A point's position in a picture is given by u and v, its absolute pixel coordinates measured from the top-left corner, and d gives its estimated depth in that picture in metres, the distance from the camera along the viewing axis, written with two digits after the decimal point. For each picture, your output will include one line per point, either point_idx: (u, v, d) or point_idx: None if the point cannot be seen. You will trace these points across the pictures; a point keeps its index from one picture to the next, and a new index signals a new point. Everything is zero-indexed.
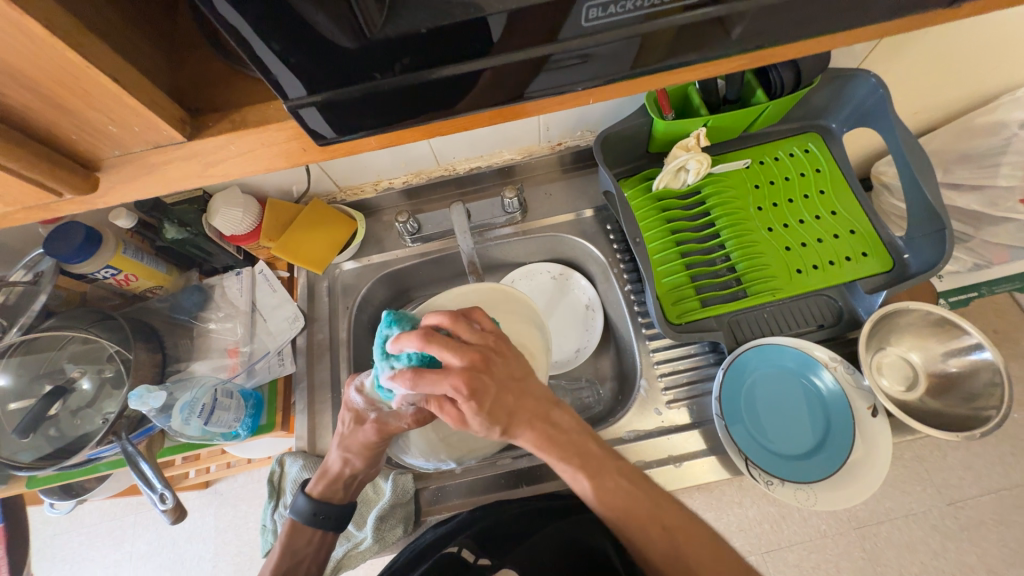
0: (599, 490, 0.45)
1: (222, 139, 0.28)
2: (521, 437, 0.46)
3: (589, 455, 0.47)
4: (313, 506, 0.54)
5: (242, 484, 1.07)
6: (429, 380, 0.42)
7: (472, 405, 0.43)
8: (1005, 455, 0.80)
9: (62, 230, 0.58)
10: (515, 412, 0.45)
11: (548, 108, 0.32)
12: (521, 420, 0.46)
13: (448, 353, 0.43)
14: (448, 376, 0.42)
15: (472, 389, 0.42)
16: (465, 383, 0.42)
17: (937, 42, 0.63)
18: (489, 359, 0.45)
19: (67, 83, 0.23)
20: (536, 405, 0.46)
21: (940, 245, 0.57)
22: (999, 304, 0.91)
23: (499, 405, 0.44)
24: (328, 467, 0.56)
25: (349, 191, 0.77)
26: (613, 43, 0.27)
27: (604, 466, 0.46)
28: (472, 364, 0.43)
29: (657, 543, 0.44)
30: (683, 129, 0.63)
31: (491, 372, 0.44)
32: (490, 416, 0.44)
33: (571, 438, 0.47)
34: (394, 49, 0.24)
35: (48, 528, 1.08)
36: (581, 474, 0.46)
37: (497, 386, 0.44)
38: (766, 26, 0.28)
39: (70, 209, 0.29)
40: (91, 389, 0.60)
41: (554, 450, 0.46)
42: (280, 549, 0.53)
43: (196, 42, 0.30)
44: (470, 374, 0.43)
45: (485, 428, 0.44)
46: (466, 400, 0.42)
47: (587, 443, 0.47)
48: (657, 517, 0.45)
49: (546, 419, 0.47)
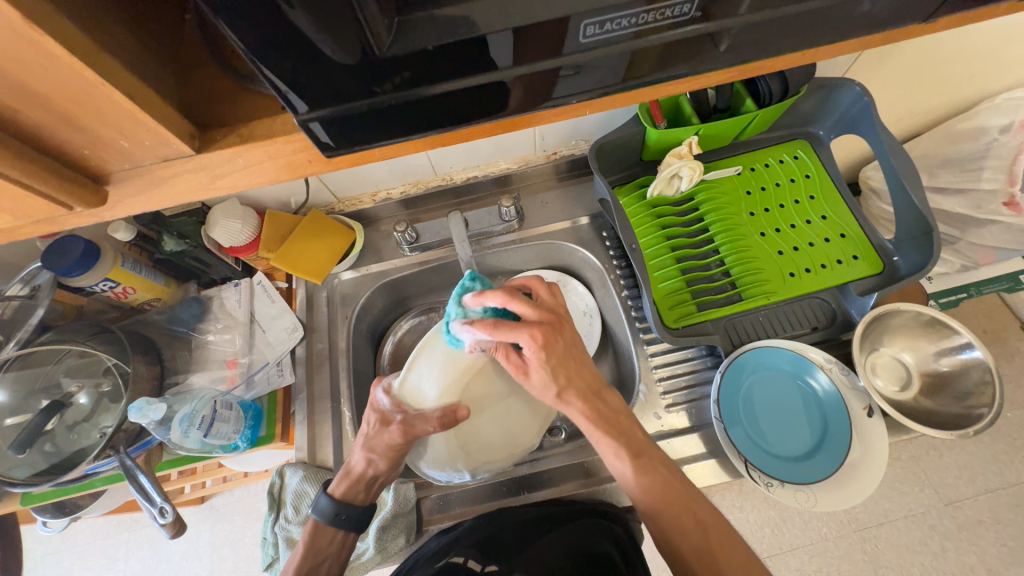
0: (641, 471, 0.45)
1: (230, 153, 0.28)
2: (572, 408, 0.47)
3: (635, 437, 0.47)
4: (336, 505, 0.54)
5: (239, 498, 1.06)
6: (508, 329, 0.45)
7: (542, 358, 0.46)
8: (999, 453, 0.81)
9: (61, 243, 0.58)
10: (574, 379, 0.47)
11: (545, 119, 0.33)
12: (576, 388, 0.47)
13: (527, 309, 0.47)
14: (526, 327, 0.45)
15: (546, 341, 0.45)
16: (541, 334, 0.45)
17: (919, 51, 0.65)
18: (561, 322, 0.48)
19: (82, 100, 0.23)
20: (592, 378, 0.48)
21: (927, 248, 0.59)
22: (986, 304, 0.92)
23: (563, 365, 0.47)
24: (350, 467, 0.55)
25: (347, 202, 0.78)
26: (608, 58, 0.28)
27: (648, 446, 0.47)
28: (546, 321, 0.47)
29: (690, 535, 0.43)
30: (675, 138, 0.65)
31: (562, 332, 0.48)
32: (553, 373, 0.46)
33: (618, 417, 0.48)
34: (401, 66, 0.25)
35: (38, 548, 1.06)
36: (624, 454, 0.46)
37: (563, 346, 0.47)
38: (750, 41, 0.29)
39: (78, 222, 0.30)
40: (89, 403, 0.59)
41: (602, 427, 0.47)
42: (304, 550, 0.54)
43: (203, 59, 0.31)
44: (545, 329, 0.46)
45: (545, 386, 0.47)
46: (538, 350, 0.45)
47: (632, 427, 0.48)
48: (691, 513, 0.44)
49: (599, 396, 0.48)
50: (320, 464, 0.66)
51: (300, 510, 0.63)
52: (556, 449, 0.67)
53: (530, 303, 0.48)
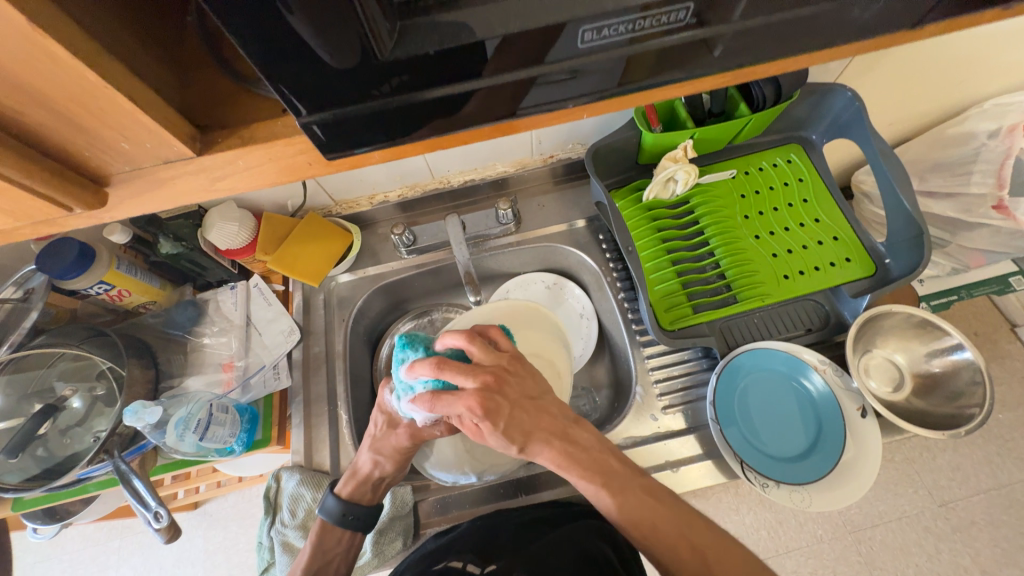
0: (624, 508, 0.46)
1: (231, 154, 0.29)
2: (540, 455, 0.48)
3: (609, 471, 0.48)
4: (343, 506, 0.56)
5: (233, 504, 1.05)
6: (446, 402, 0.44)
7: (488, 426, 0.45)
8: (991, 455, 0.81)
9: (56, 245, 0.58)
10: (532, 431, 0.47)
11: (543, 123, 0.33)
12: (539, 437, 0.47)
13: (461, 377, 0.44)
14: (461, 397, 0.44)
15: (485, 410, 0.44)
16: (478, 404, 0.44)
17: (909, 58, 0.66)
18: (501, 380, 0.46)
19: (85, 101, 0.23)
20: (553, 422, 0.48)
21: (918, 251, 0.60)
22: (977, 307, 0.94)
23: (513, 422, 0.46)
24: (359, 468, 0.58)
25: (344, 205, 0.78)
26: (605, 62, 0.28)
27: (628, 482, 0.47)
28: (485, 386, 0.45)
29: (687, 562, 0.43)
30: (671, 142, 0.65)
31: (503, 392, 0.46)
32: (506, 434, 0.46)
33: (592, 455, 0.48)
34: (403, 69, 0.26)
35: (28, 555, 1.04)
36: (602, 490, 0.46)
37: (510, 404, 0.46)
38: (743, 47, 0.30)
39: (77, 224, 0.30)
40: (83, 407, 0.59)
41: (575, 468, 0.47)
42: (312, 549, 0.55)
43: (206, 61, 0.32)
44: (482, 395, 0.44)
45: (503, 444, 0.46)
46: (481, 419, 0.44)
47: (606, 457, 0.49)
48: (687, 540, 0.44)
49: (567, 437, 0.48)
50: (317, 468, 0.66)
51: (297, 514, 0.62)
52: None
53: (459, 373, 0.45)
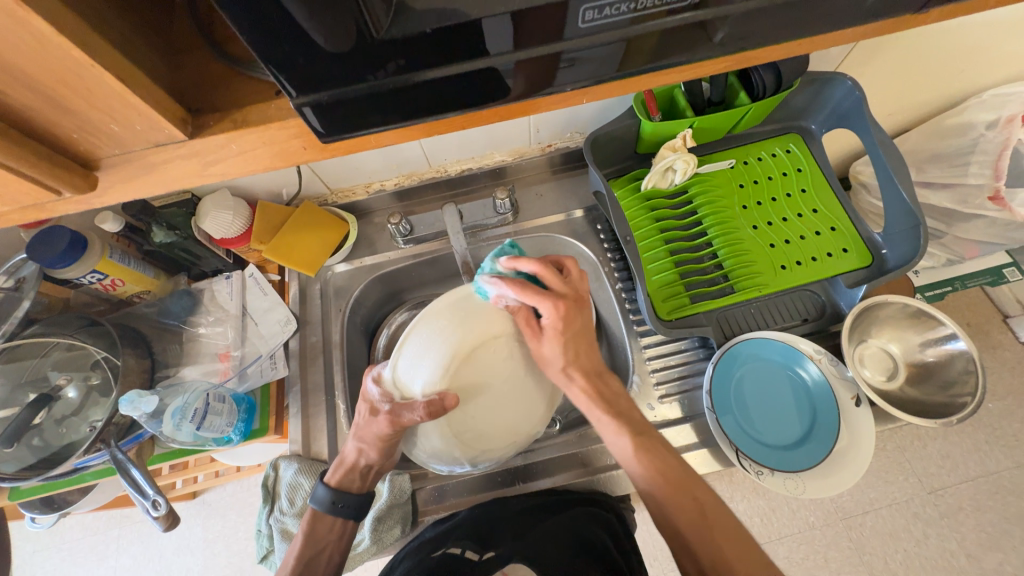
0: (644, 456, 0.50)
1: (223, 138, 0.28)
2: (574, 383, 0.54)
3: (633, 419, 0.53)
4: (334, 493, 0.55)
5: (231, 493, 1.05)
6: (534, 293, 0.51)
7: (558, 329, 0.53)
8: (980, 443, 0.83)
9: (46, 233, 0.57)
10: (580, 357, 0.55)
11: (540, 108, 0.33)
12: (580, 367, 0.55)
13: (554, 279, 0.53)
14: (553, 298, 0.51)
15: (564, 317, 0.52)
16: (559, 309, 0.51)
17: (910, 46, 0.65)
18: (579, 302, 0.54)
19: (71, 82, 0.23)
20: (592, 361, 0.56)
21: (915, 241, 0.60)
22: (971, 297, 0.95)
23: (573, 342, 0.54)
24: (347, 457, 0.56)
25: (340, 193, 0.77)
26: (604, 44, 0.28)
27: (646, 430, 0.53)
28: (568, 300, 0.53)
29: (688, 516, 0.47)
30: (670, 131, 0.65)
31: (580, 312, 0.54)
32: (564, 347, 0.54)
33: (618, 400, 0.55)
34: (399, 49, 0.25)
35: (27, 544, 1.05)
36: (624, 432, 0.52)
37: (574, 328, 0.54)
38: (743, 31, 0.29)
39: (67, 209, 0.29)
40: (77, 397, 0.58)
41: (600, 403, 0.54)
42: (304, 537, 0.55)
43: (196, 44, 0.31)
44: (566, 305, 0.52)
45: (555, 355, 0.54)
46: (555, 324, 0.52)
47: (630, 410, 0.54)
48: (690, 492, 0.48)
49: (600, 378, 0.55)
50: (315, 457, 0.66)
51: (295, 503, 0.63)
52: (552, 439, 0.66)
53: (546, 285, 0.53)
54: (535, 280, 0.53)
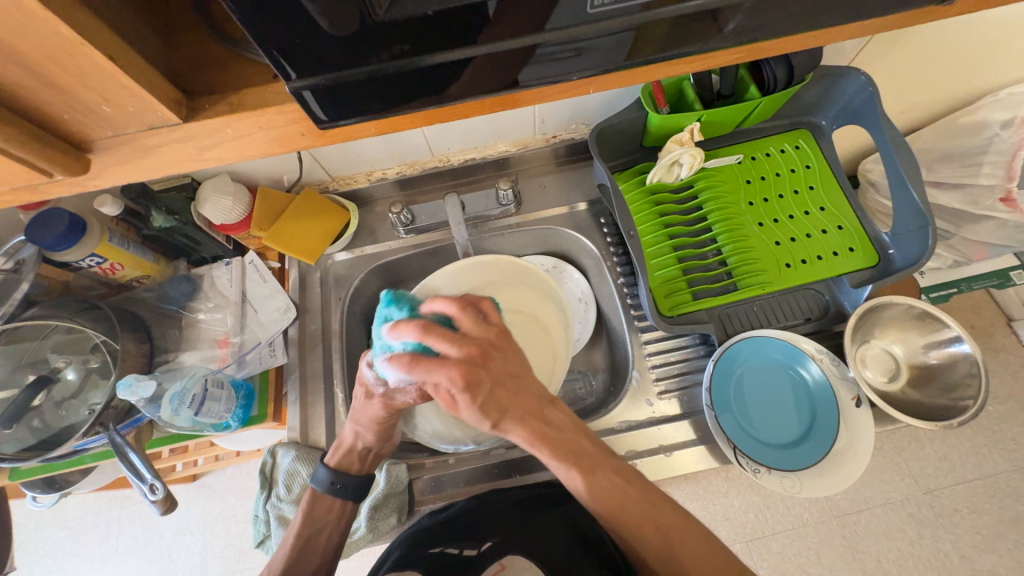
0: (594, 488, 0.46)
1: (220, 122, 0.27)
2: (512, 432, 0.46)
3: (584, 453, 0.47)
4: (332, 475, 0.56)
5: (231, 477, 1.07)
6: (426, 366, 0.41)
7: (466, 398, 0.42)
8: (979, 445, 0.83)
9: (44, 216, 0.56)
10: (508, 408, 0.45)
11: (546, 97, 0.32)
12: (512, 415, 0.45)
13: (446, 342, 0.42)
14: (444, 365, 0.41)
15: (467, 382, 0.42)
16: (461, 376, 0.41)
17: (926, 41, 0.64)
18: (487, 355, 0.44)
19: (61, 60, 0.22)
20: (531, 402, 0.46)
21: (923, 243, 0.59)
22: (975, 300, 0.94)
23: (491, 399, 0.44)
24: (345, 441, 0.57)
25: (341, 181, 0.76)
26: (614, 32, 0.27)
27: (601, 465, 0.47)
28: (469, 357, 0.43)
29: (652, 541, 0.45)
30: (677, 124, 0.64)
31: (488, 366, 0.44)
32: (483, 409, 0.44)
33: (566, 435, 0.47)
34: (400, 32, 0.24)
35: (29, 522, 1.06)
36: (574, 471, 0.46)
37: (491, 379, 0.44)
38: (757, 20, 0.28)
39: (61, 191, 0.29)
40: (77, 379, 0.58)
41: (547, 446, 0.46)
42: (303, 517, 0.55)
43: (194, 24, 0.30)
44: (465, 367, 0.42)
45: (477, 419, 0.44)
46: (461, 392, 0.42)
47: (579, 440, 0.48)
48: (653, 518, 0.45)
49: (540, 416, 0.47)
50: (313, 445, 0.66)
51: (292, 489, 0.63)
52: None
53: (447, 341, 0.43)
54: (424, 346, 0.43)
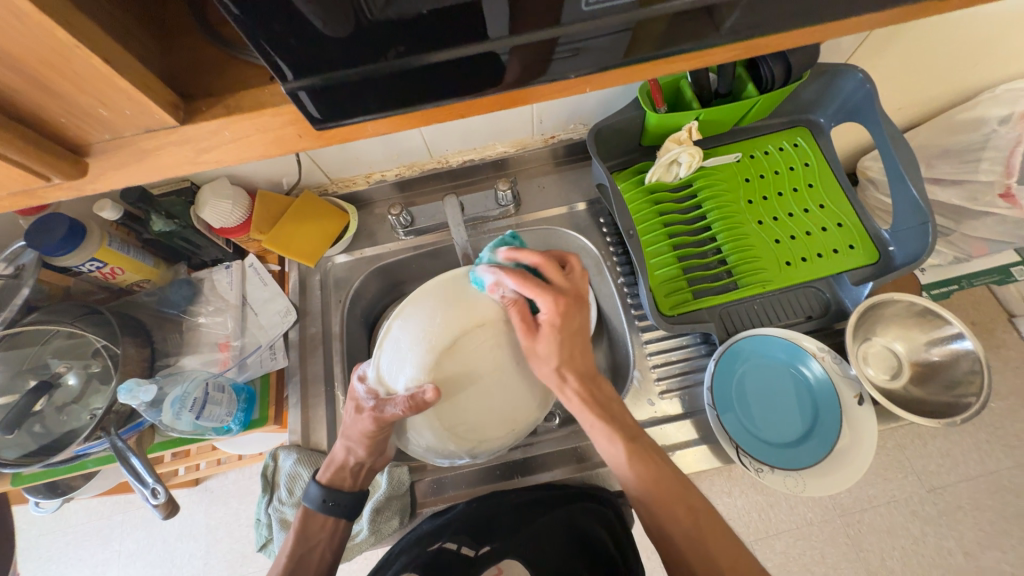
0: (637, 459, 0.50)
1: (215, 124, 0.27)
2: (569, 383, 0.53)
3: (627, 425, 0.52)
4: (324, 492, 0.55)
5: (233, 481, 1.06)
6: (534, 286, 0.51)
7: (557, 327, 0.51)
8: (981, 442, 0.82)
9: (44, 221, 0.57)
10: (575, 359, 0.53)
11: (541, 96, 0.32)
12: (575, 369, 0.53)
13: (554, 276, 0.52)
14: (553, 293, 0.51)
15: (564, 314, 0.51)
16: (560, 308, 0.51)
17: (924, 37, 0.64)
18: (581, 301, 0.53)
19: (56, 63, 0.22)
20: (587, 365, 0.54)
21: (923, 239, 0.59)
22: (976, 296, 0.93)
23: (568, 344, 0.52)
24: (338, 456, 0.56)
25: (340, 183, 0.76)
26: (608, 32, 0.27)
27: (644, 442, 0.52)
28: (570, 299, 0.52)
29: (684, 525, 0.48)
30: (675, 123, 0.64)
31: (581, 310, 0.53)
32: (560, 345, 0.52)
33: (610, 404, 0.54)
34: (394, 32, 0.24)
35: (32, 528, 1.06)
36: (620, 438, 0.51)
37: (576, 327, 0.53)
38: (753, 18, 0.28)
39: (59, 195, 0.29)
40: (78, 384, 0.59)
41: (595, 407, 0.53)
42: (296, 534, 0.55)
43: (190, 27, 0.30)
44: (566, 304, 0.51)
45: (551, 353, 0.52)
46: (555, 322, 0.51)
47: (622, 414, 0.54)
48: (685, 501, 0.49)
49: (594, 382, 0.54)
50: (314, 447, 0.66)
51: (294, 493, 0.63)
52: (551, 433, 0.65)
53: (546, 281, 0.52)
54: (535, 276, 0.52)
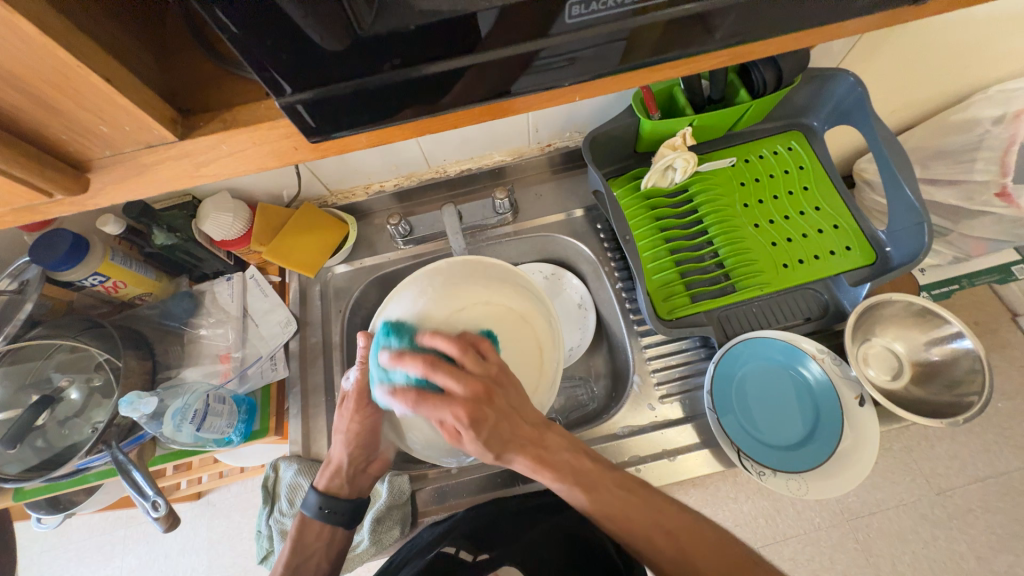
0: (597, 503, 0.48)
1: (214, 139, 0.28)
2: (515, 462, 0.49)
3: (585, 472, 0.50)
4: (321, 499, 0.55)
5: (235, 494, 1.06)
6: (431, 403, 0.44)
7: (471, 433, 0.45)
8: (989, 443, 0.82)
9: (49, 237, 0.58)
10: (510, 441, 0.48)
11: (531, 105, 0.32)
12: (512, 448, 0.48)
13: (448, 382, 0.44)
14: (450, 404, 0.44)
15: (473, 419, 0.44)
16: (466, 413, 0.44)
17: (914, 40, 0.64)
18: (492, 390, 0.46)
19: (59, 83, 0.23)
20: (530, 431, 0.49)
21: (919, 239, 0.59)
22: (978, 296, 0.93)
23: (496, 435, 0.47)
24: (335, 461, 0.57)
25: (340, 194, 0.77)
26: (596, 43, 0.28)
27: (600, 479, 0.49)
28: (475, 396, 0.45)
29: (664, 549, 0.45)
30: (669, 129, 0.64)
31: (493, 402, 0.46)
32: (484, 443, 0.46)
33: (564, 457, 0.50)
34: (385, 46, 0.25)
35: (34, 544, 1.06)
36: (577, 489, 0.49)
37: (497, 414, 0.46)
38: (741, 26, 0.29)
39: (62, 211, 0.29)
40: (81, 398, 0.59)
41: (549, 471, 0.49)
42: (292, 544, 0.55)
43: (190, 45, 0.31)
44: (473, 405, 0.45)
45: (479, 452, 0.46)
46: (466, 429, 0.45)
47: (578, 461, 0.50)
48: (660, 524, 0.46)
49: (540, 446, 0.49)
50: (315, 458, 0.66)
51: (294, 503, 0.63)
52: None
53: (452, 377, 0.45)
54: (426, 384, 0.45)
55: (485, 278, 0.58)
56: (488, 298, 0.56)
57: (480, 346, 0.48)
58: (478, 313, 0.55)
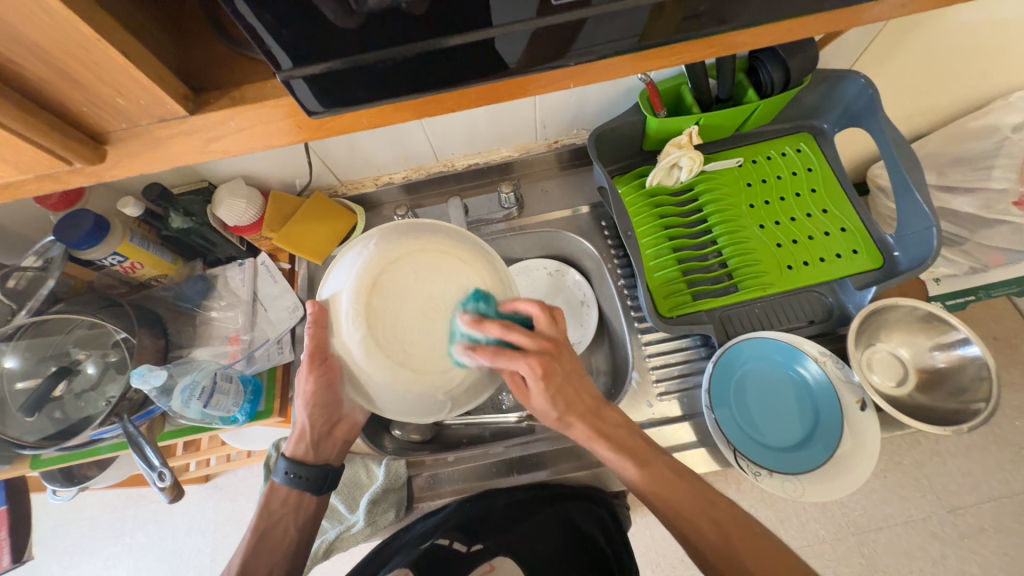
0: (649, 479, 0.49)
1: (222, 115, 0.30)
2: (573, 427, 0.51)
3: (638, 450, 0.51)
4: (288, 464, 0.55)
5: (241, 478, 1.09)
6: (509, 357, 0.45)
7: (542, 386, 0.47)
8: (1005, 462, 0.79)
9: (72, 216, 0.60)
10: (574, 403, 0.50)
11: (535, 88, 0.33)
12: (576, 411, 0.50)
13: (527, 340, 0.46)
14: (524, 356, 0.46)
15: (545, 371, 0.46)
16: (541, 365, 0.46)
17: (928, 42, 0.63)
18: (562, 349, 0.49)
19: (80, 56, 0.24)
20: (591, 398, 0.51)
21: (927, 243, 0.58)
22: (997, 309, 0.91)
23: (562, 392, 0.49)
24: (299, 426, 0.55)
25: (350, 185, 0.79)
26: (585, 23, 0.28)
27: (653, 458, 0.50)
28: (547, 351, 0.47)
29: (710, 538, 0.46)
30: (676, 127, 0.65)
31: (561, 360, 0.48)
32: (552, 399, 0.49)
33: (622, 430, 0.51)
34: (381, 23, 0.26)
35: (49, 518, 1.09)
36: (629, 463, 0.50)
37: (563, 374, 0.48)
38: (730, 10, 0.29)
39: (80, 181, 0.31)
40: (96, 372, 0.61)
41: (609, 442, 0.50)
42: (259, 508, 0.54)
43: (204, 29, 0.33)
44: (544, 358, 0.46)
45: (546, 407, 0.49)
46: (539, 381, 0.46)
47: (632, 439, 0.51)
48: (708, 514, 0.47)
49: (598, 413, 0.51)
50: None
51: None
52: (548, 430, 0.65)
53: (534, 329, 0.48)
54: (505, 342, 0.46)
55: (419, 232, 0.49)
56: (419, 248, 0.48)
57: (555, 309, 0.48)
58: (414, 267, 0.46)
